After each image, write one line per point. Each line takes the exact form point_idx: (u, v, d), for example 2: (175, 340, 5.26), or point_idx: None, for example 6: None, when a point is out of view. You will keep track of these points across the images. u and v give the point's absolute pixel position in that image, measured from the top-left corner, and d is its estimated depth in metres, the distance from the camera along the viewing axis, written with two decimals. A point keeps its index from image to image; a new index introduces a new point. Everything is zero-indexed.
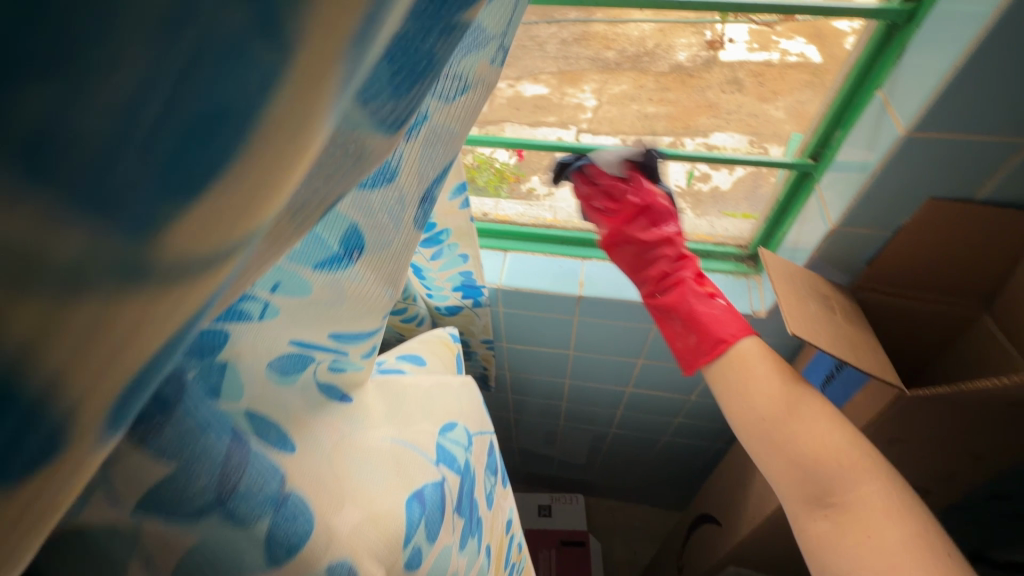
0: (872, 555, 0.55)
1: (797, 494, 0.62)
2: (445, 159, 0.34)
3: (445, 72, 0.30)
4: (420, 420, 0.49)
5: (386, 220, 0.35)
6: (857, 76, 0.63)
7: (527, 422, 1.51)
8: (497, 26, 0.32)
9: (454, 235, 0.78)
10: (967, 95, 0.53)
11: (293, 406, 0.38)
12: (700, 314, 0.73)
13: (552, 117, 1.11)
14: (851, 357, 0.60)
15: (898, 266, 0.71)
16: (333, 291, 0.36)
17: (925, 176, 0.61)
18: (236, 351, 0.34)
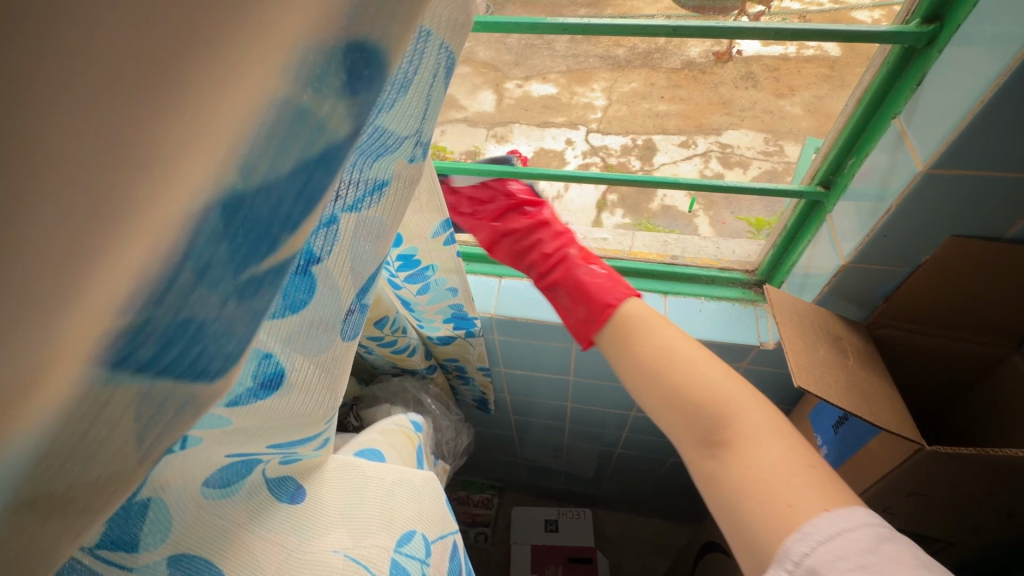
0: (759, 483, 0.46)
1: (686, 433, 0.52)
2: (374, 253, 0.34)
3: (349, 180, 0.30)
4: (377, 529, 0.47)
5: (311, 337, 0.35)
6: (870, 102, 0.55)
7: (532, 439, 1.46)
8: (405, 129, 0.31)
9: (440, 269, 0.73)
10: (996, 130, 0.45)
11: (234, 518, 0.43)
12: (586, 284, 0.65)
13: (561, 117, 1.07)
14: (865, 413, 0.53)
15: (917, 304, 0.64)
16: (252, 416, 0.37)
17: (946, 214, 0.54)
18: (159, 486, 0.39)
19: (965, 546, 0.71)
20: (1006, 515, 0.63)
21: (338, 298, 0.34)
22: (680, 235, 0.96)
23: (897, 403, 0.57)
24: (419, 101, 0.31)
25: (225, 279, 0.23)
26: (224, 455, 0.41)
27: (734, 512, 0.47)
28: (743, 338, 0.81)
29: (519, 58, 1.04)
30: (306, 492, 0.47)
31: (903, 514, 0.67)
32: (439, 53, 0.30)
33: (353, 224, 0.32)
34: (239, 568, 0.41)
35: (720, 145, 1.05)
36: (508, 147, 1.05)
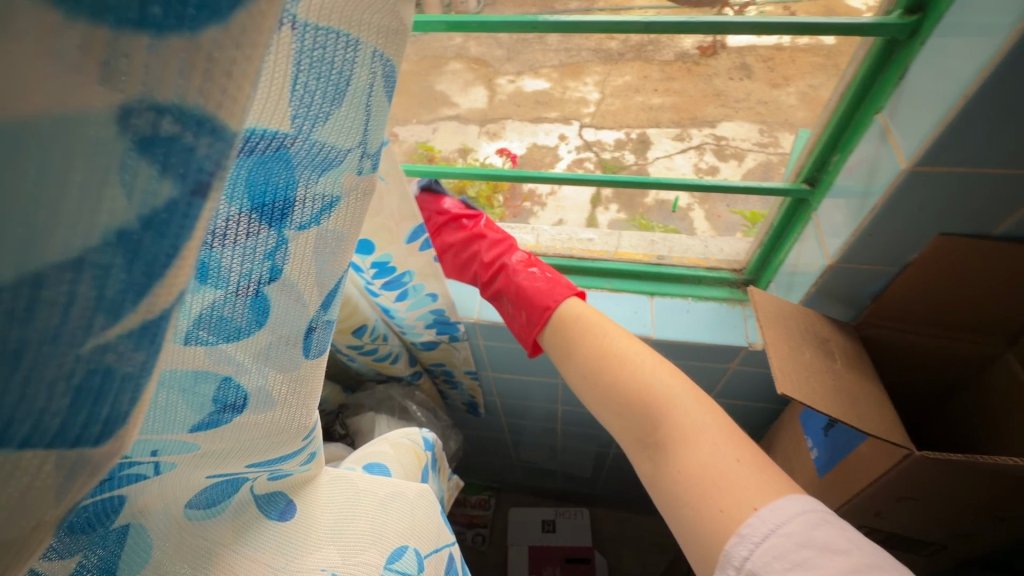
0: (694, 483, 0.46)
1: (625, 434, 0.53)
2: (339, 267, 0.27)
3: (298, 195, 0.22)
4: (366, 547, 0.39)
5: (273, 361, 0.27)
6: (853, 98, 0.53)
7: (527, 441, 1.44)
8: (349, 140, 0.23)
9: (417, 275, 0.71)
10: (983, 128, 0.42)
11: (219, 541, 0.36)
12: (526, 292, 0.67)
13: (555, 112, 1.04)
14: (854, 420, 0.51)
15: (903, 306, 0.62)
16: (224, 437, 0.29)
17: (933, 213, 0.51)
18: (138, 509, 0.32)
19: (959, 548, 0.69)
20: (998, 518, 0.62)
21: (303, 314, 0.26)
22: (666, 234, 0.95)
23: (885, 411, 0.55)
24: (359, 113, 0.22)
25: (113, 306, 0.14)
26: (206, 476, 0.33)
27: (676, 512, 0.47)
28: (731, 339, 0.79)
29: (511, 53, 1.09)
30: (298, 508, 0.39)
31: (894, 518, 0.66)
32: (372, 63, 0.21)
33: (308, 243, 0.24)
34: None
35: (715, 137, 0.99)
36: (498, 144, 1.02)
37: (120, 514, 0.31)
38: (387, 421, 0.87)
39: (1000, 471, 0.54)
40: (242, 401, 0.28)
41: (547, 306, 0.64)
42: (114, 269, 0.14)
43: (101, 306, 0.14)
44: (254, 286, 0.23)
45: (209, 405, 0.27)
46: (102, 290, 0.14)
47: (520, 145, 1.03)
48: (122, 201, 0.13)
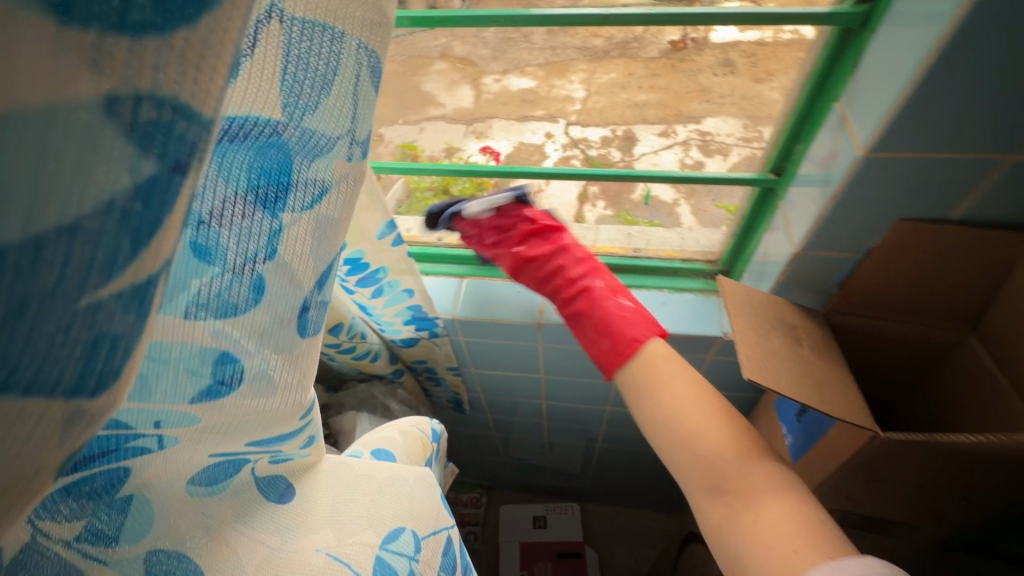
0: (764, 530, 0.46)
1: (691, 477, 0.53)
2: (329, 249, 0.29)
3: (294, 181, 0.24)
4: (364, 527, 0.40)
5: (269, 335, 0.28)
6: (813, 87, 0.55)
7: (517, 438, 1.46)
8: (337, 126, 0.25)
9: (392, 272, 0.73)
10: (929, 112, 0.44)
11: (220, 517, 0.36)
12: (608, 319, 0.65)
13: (540, 110, 1.06)
14: (817, 403, 0.53)
15: (871, 291, 0.64)
16: (225, 411, 0.30)
17: (891, 198, 0.53)
18: (143, 481, 0.33)
19: (928, 527, 0.71)
20: (963, 496, 0.63)
21: (297, 292, 0.28)
22: (644, 228, 0.97)
23: (848, 392, 0.58)
24: (347, 100, 0.25)
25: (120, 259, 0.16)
26: (209, 455, 0.34)
27: (740, 559, 0.47)
28: (706, 329, 0.81)
29: (497, 51, 1.07)
30: (296, 492, 0.40)
31: (865, 498, 0.67)
32: (358, 55, 0.24)
33: (305, 225, 0.26)
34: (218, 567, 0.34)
35: (701, 133, 1.01)
36: (486, 143, 1.05)
37: (125, 484, 0.32)
38: (369, 420, 0.89)
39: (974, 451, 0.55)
40: (239, 376, 0.29)
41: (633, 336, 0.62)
42: (120, 232, 0.16)
43: (108, 265, 0.16)
44: (252, 265, 0.25)
45: (206, 378, 0.28)
46: (108, 252, 0.16)
47: (507, 144, 1.05)
48: (122, 168, 0.15)
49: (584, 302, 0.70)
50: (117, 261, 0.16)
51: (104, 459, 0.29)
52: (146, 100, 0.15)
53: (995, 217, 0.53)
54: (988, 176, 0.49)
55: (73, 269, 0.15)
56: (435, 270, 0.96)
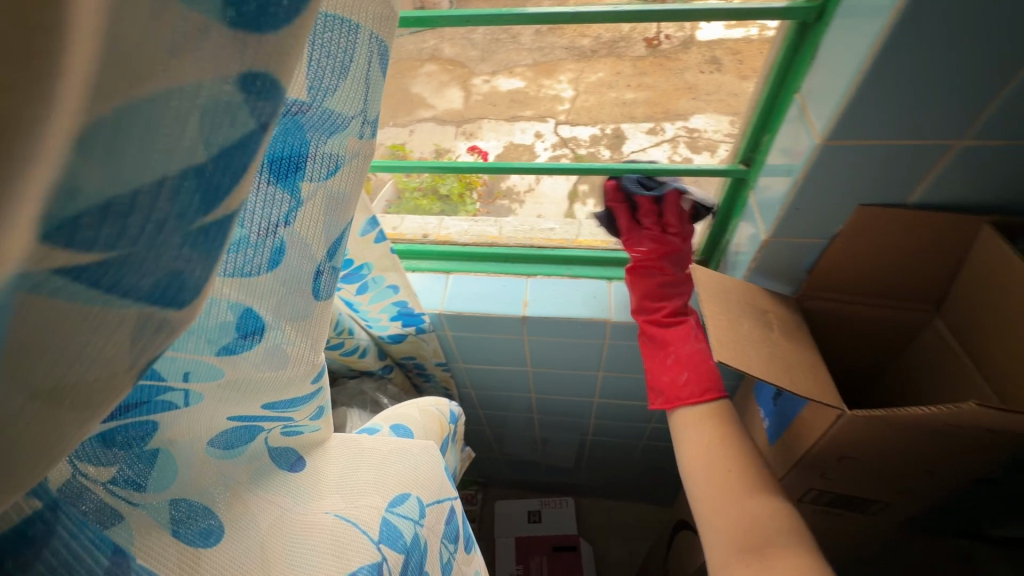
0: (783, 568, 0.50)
1: (718, 519, 0.57)
2: (341, 223, 0.32)
3: (311, 153, 0.28)
4: (369, 492, 0.45)
5: (288, 297, 0.32)
6: (776, 79, 0.59)
7: (511, 433, 1.49)
8: (351, 107, 0.28)
9: (376, 267, 0.75)
10: (878, 100, 0.48)
11: (236, 478, 0.39)
12: (688, 360, 0.70)
13: (529, 111, 1.09)
14: (785, 380, 0.56)
15: (838, 274, 0.66)
16: (246, 370, 0.33)
17: (850, 184, 0.56)
18: (170, 437, 0.35)
19: (900, 506, 0.73)
20: (928, 474, 0.64)
21: (311, 257, 0.31)
22: None
23: (817, 368, 0.61)
24: (360, 84, 0.28)
25: (190, 213, 0.19)
26: (227, 418, 0.37)
27: None
28: None
29: (485, 52, 1.09)
30: (306, 463, 0.44)
31: (841, 479, 0.68)
32: (370, 44, 0.27)
33: (319, 197, 0.30)
34: (235, 521, 0.37)
35: (688, 130, 1.03)
36: (474, 143, 1.09)
37: (154, 437, 0.34)
38: (359, 415, 0.91)
39: (946, 432, 0.55)
40: (259, 332, 0.32)
41: (710, 385, 0.67)
42: (192, 187, 0.19)
43: (180, 215, 0.19)
44: (273, 231, 0.28)
45: (231, 332, 0.31)
46: (181, 206, 0.19)
47: (496, 144, 1.09)
48: (196, 137, 0.18)
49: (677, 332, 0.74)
50: (187, 215, 0.19)
51: (139, 411, 0.31)
52: (219, 86, 0.18)
53: (950, 202, 0.56)
54: (940, 162, 0.52)
55: (158, 220, 0.18)
56: (424, 266, 0.99)
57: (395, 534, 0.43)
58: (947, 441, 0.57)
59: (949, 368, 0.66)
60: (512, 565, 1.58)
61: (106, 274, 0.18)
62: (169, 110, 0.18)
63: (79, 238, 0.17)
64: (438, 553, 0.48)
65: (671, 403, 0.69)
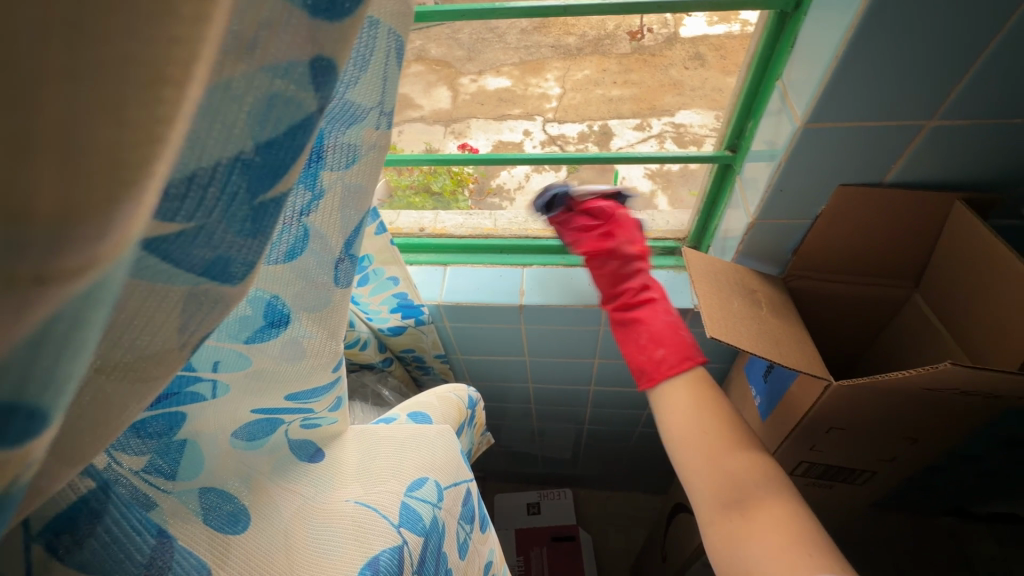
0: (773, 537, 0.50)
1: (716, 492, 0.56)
2: (360, 215, 0.34)
3: (328, 146, 0.30)
4: (387, 477, 0.46)
5: (307, 284, 0.34)
6: (758, 68, 0.62)
7: (508, 425, 1.51)
8: (372, 96, 0.30)
9: (377, 260, 0.77)
10: (854, 85, 0.51)
11: (259, 469, 0.40)
12: (665, 335, 0.68)
13: (517, 109, 1.12)
14: (774, 354, 0.59)
15: (820, 256, 0.69)
16: (274, 359, 0.36)
17: (832, 166, 0.59)
18: (196, 428, 0.37)
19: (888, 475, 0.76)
20: (913, 441, 0.67)
21: (331, 248, 0.33)
22: None
23: (805, 343, 0.64)
24: (379, 81, 0.30)
25: (243, 198, 0.20)
26: (249, 410, 0.38)
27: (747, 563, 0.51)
28: (677, 302, 0.88)
29: (472, 52, 1.08)
30: (326, 454, 0.45)
31: (830, 450, 0.71)
32: (390, 40, 0.28)
33: (337, 189, 0.32)
34: (260, 510, 0.38)
35: (674, 125, 1.08)
36: (464, 142, 1.12)
37: (182, 428, 0.36)
38: (361, 407, 0.92)
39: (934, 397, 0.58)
40: (284, 319, 0.34)
41: (688, 354, 0.66)
42: (243, 173, 0.20)
43: (234, 199, 0.20)
44: (296, 220, 0.31)
45: (258, 321, 0.33)
46: (235, 186, 0.20)
47: (485, 142, 1.13)
48: (248, 126, 0.20)
49: (647, 313, 0.73)
50: (238, 197, 0.20)
51: (170, 402, 0.34)
52: (271, 79, 0.20)
53: (926, 180, 0.59)
54: (914, 141, 0.55)
55: (217, 199, 0.19)
56: (420, 260, 1.00)
57: (414, 517, 0.44)
58: (931, 407, 0.60)
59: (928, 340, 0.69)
60: (513, 556, 1.60)
61: (171, 250, 0.19)
62: (234, 101, 0.19)
63: (167, 208, 0.18)
64: (454, 536, 0.49)
65: (651, 378, 0.67)
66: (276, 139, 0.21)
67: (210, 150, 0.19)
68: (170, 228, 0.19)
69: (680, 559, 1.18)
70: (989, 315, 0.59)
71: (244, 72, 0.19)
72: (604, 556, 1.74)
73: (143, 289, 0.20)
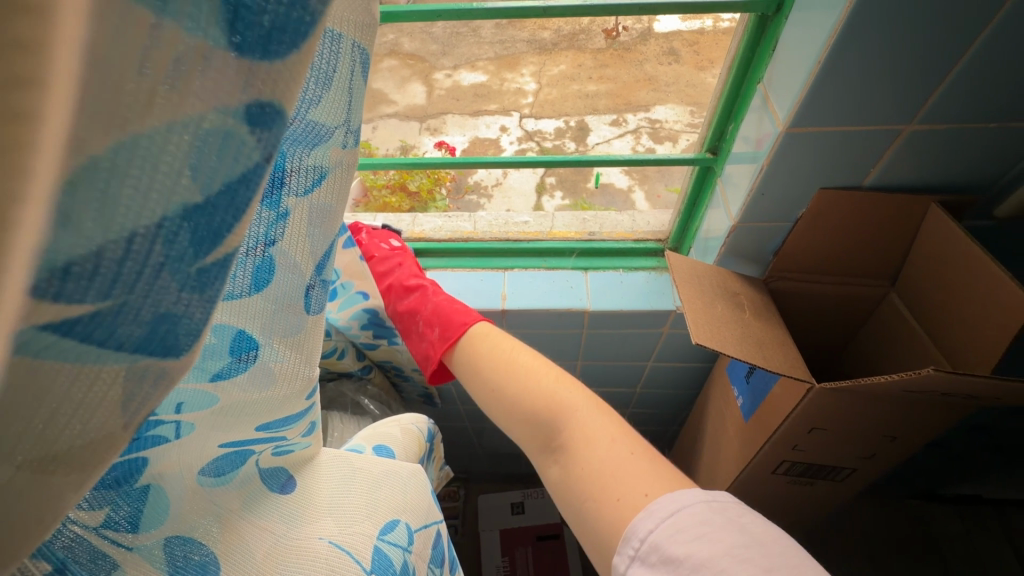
0: (602, 469, 0.45)
1: (534, 439, 0.52)
2: (328, 237, 0.32)
3: (291, 168, 0.27)
4: (363, 517, 0.43)
5: (277, 316, 0.31)
6: (739, 69, 0.61)
7: (491, 426, 1.49)
8: (335, 119, 0.27)
9: (344, 274, 0.76)
10: (834, 90, 0.51)
11: (226, 507, 0.38)
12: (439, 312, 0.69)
13: (494, 104, 1.09)
14: (759, 358, 0.59)
15: (801, 257, 0.69)
16: (247, 390, 0.33)
17: (813, 170, 0.59)
18: (160, 470, 0.34)
19: (865, 471, 0.77)
20: (891, 439, 0.68)
21: (303, 271, 0.31)
22: (597, 211, 1.01)
23: (788, 345, 0.64)
24: (345, 96, 0.27)
25: (183, 261, 0.18)
26: (218, 445, 0.36)
27: (579, 508, 0.46)
28: (660, 304, 0.87)
29: (446, 46, 1.08)
30: (297, 483, 0.43)
31: (812, 449, 0.72)
32: (354, 55, 0.26)
33: (303, 211, 0.29)
34: (229, 555, 0.36)
35: (651, 121, 1.04)
36: (440, 139, 1.08)
37: (143, 474, 0.33)
38: (340, 418, 0.89)
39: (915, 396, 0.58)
40: (254, 354, 0.32)
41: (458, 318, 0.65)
42: (179, 231, 0.17)
43: (168, 261, 0.17)
44: (261, 250, 0.28)
45: (226, 355, 0.30)
46: (165, 252, 0.17)
47: (462, 138, 1.09)
48: (184, 175, 0.17)
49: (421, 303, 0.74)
50: (174, 261, 0.17)
51: (129, 450, 0.30)
52: (200, 117, 0.16)
53: (902, 183, 0.59)
54: (892, 145, 0.55)
55: (141, 269, 0.17)
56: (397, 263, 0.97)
57: (385, 563, 0.42)
58: (912, 405, 0.61)
59: (904, 339, 0.70)
60: (498, 557, 1.59)
61: (93, 327, 0.17)
62: (162, 153, 0.16)
63: (68, 291, 0.16)
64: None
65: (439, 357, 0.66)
66: (215, 189, 0.18)
67: (121, 216, 0.16)
68: (79, 308, 0.16)
69: None
70: (963, 315, 0.60)
71: (159, 117, 0.15)
72: None
73: (66, 376, 0.18)
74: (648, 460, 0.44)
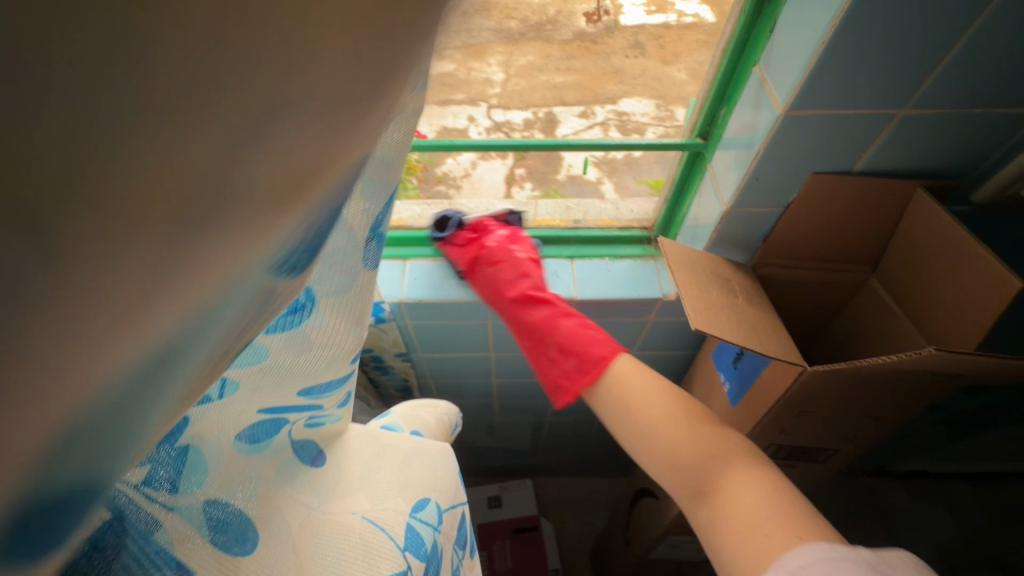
0: (753, 524, 0.45)
1: (676, 483, 0.53)
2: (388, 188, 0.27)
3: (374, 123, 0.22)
4: (392, 492, 0.38)
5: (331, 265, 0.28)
6: (734, 52, 0.60)
7: (467, 421, 1.46)
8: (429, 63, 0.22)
9: None
10: (832, 76, 0.50)
11: (262, 477, 0.32)
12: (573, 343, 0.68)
13: (461, 94, 1.04)
14: (755, 342, 0.59)
15: (791, 242, 0.70)
16: (293, 348, 0.29)
17: (805, 155, 0.59)
18: (199, 431, 0.29)
19: (849, 451, 0.79)
20: (875, 419, 0.70)
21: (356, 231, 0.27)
22: (579, 199, 1.00)
23: (781, 330, 0.64)
24: None
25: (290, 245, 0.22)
26: (256, 411, 0.31)
27: (724, 553, 0.47)
28: (646, 292, 0.87)
29: None
30: (328, 458, 0.37)
31: (799, 432, 0.73)
32: None
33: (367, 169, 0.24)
34: (267, 524, 0.31)
35: (617, 112, 1.07)
36: None
37: (185, 432, 0.28)
38: None
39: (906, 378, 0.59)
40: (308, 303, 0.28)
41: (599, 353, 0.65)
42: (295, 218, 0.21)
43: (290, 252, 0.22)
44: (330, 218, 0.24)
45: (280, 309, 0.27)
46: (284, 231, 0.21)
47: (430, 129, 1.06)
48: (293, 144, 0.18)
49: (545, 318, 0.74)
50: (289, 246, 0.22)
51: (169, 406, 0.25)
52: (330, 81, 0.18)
53: (889, 169, 0.60)
54: (884, 130, 0.56)
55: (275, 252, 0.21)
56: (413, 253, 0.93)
57: (418, 542, 0.36)
58: (901, 386, 0.62)
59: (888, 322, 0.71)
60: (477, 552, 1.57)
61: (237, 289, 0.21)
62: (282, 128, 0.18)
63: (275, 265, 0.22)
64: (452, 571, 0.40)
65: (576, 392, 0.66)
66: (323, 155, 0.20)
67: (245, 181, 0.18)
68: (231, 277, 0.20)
69: (647, 541, 1.21)
70: (948, 296, 0.61)
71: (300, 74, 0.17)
72: (566, 541, 1.75)
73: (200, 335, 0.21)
74: (805, 516, 0.45)
